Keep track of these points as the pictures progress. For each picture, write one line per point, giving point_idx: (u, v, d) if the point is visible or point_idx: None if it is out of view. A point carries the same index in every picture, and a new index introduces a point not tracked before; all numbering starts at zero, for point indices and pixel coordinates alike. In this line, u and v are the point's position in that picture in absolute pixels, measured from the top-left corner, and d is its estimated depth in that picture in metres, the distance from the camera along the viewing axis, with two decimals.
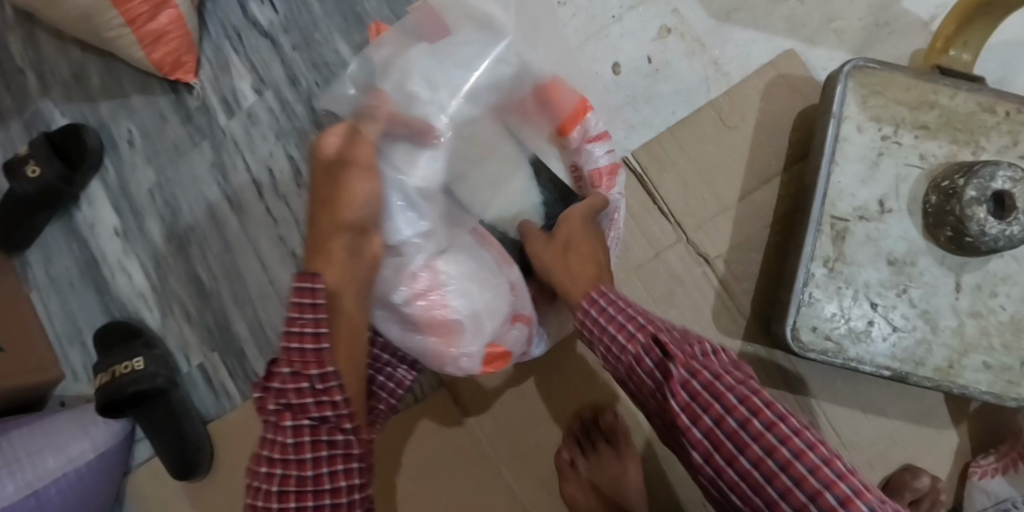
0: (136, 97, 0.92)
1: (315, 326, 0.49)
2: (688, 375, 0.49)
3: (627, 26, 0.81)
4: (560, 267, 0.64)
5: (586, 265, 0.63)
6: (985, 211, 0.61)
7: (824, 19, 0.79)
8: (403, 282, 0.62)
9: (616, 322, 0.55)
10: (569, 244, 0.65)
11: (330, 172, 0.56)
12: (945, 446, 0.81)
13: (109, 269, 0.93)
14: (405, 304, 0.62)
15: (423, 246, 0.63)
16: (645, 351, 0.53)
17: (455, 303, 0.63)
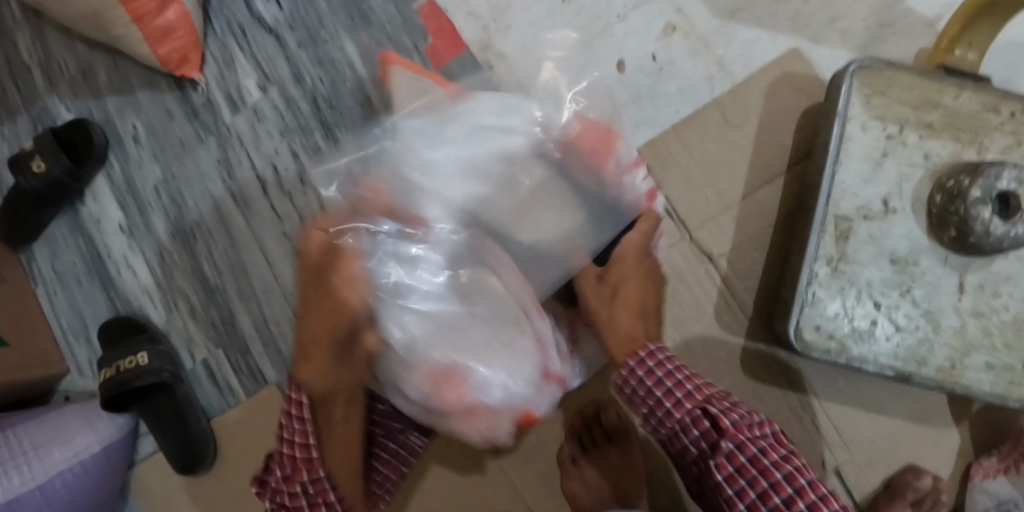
0: (142, 93, 0.93)
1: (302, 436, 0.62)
2: (734, 447, 0.59)
3: (632, 25, 0.81)
4: (606, 314, 0.65)
5: (630, 317, 0.65)
6: (990, 212, 0.61)
7: (829, 18, 0.79)
8: (410, 370, 0.58)
9: (662, 389, 0.62)
10: (618, 290, 0.66)
11: (319, 271, 0.58)
12: (947, 447, 0.81)
13: (114, 264, 0.94)
14: (415, 389, 0.59)
15: (428, 329, 0.58)
16: (692, 421, 0.61)
17: (474, 380, 0.58)
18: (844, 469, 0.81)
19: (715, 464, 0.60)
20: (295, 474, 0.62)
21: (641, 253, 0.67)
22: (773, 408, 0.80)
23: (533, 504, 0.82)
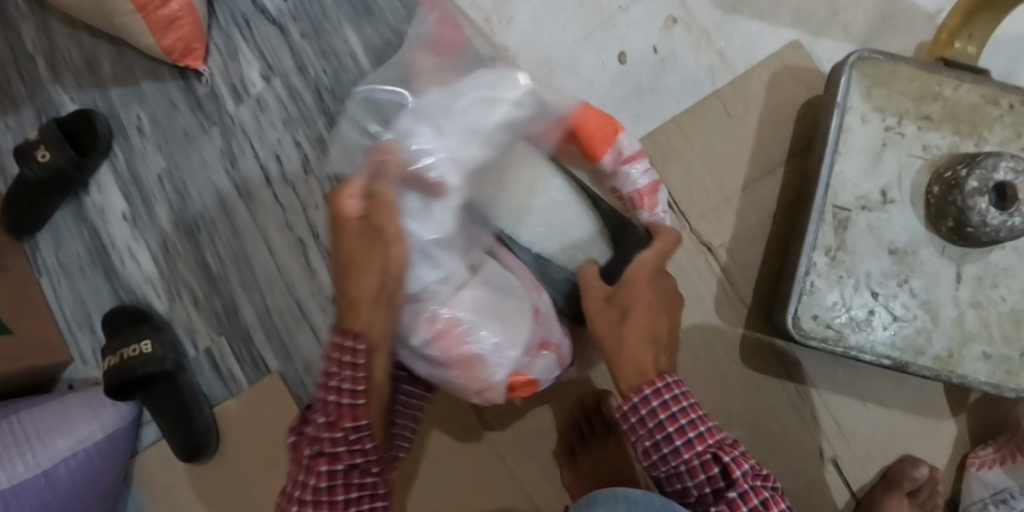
0: (146, 84, 0.93)
1: (352, 382, 0.55)
2: (741, 497, 0.54)
3: (634, 17, 0.81)
4: (610, 334, 0.59)
5: (643, 345, 0.58)
6: (987, 202, 0.62)
7: (830, 11, 0.80)
8: (422, 326, 0.61)
9: (675, 430, 0.56)
10: (627, 311, 0.60)
11: (363, 232, 0.56)
12: (944, 438, 0.81)
13: (118, 254, 0.94)
14: (424, 347, 0.61)
15: (440, 289, 0.62)
16: (701, 466, 0.56)
17: (481, 339, 0.60)
18: (841, 459, 0.81)
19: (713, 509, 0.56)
20: (339, 421, 0.54)
21: (653, 274, 0.62)
22: (774, 401, 0.81)
23: (532, 493, 0.83)
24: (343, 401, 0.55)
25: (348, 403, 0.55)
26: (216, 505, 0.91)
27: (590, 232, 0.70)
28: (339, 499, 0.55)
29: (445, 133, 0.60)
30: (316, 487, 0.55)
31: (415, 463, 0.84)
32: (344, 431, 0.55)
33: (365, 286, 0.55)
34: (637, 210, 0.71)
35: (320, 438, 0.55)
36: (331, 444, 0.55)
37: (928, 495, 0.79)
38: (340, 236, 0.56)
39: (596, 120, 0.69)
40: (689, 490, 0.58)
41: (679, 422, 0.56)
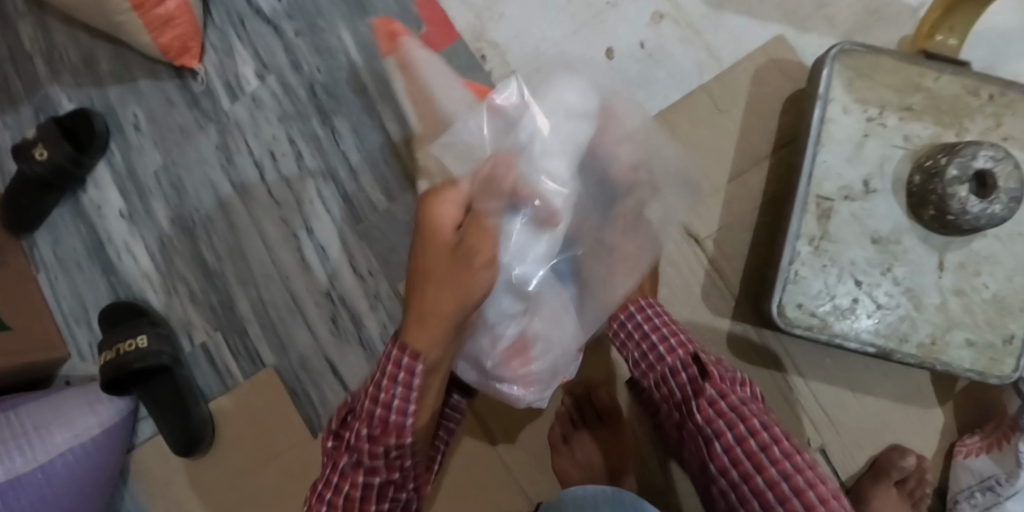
0: (143, 82, 0.94)
1: (403, 399, 0.58)
2: (718, 394, 0.64)
3: (621, 11, 0.83)
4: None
5: None
6: (967, 190, 0.63)
7: (815, 5, 0.81)
8: (492, 347, 0.65)
9: (651, 338, 0.70)
10: None
11: (447, 258, 0.58)
12: (932, 426, 0.82)
13: (115, 249, 0.96)
14: (493, 367, 0.66)
15: (511, 317, 0.64)
16: (682, 366, 0.68)
17: (539, 362, 0.66)
18: (829, 448, 0.82)
19: (698, 408, 0.65)
20: (384, 437, 0.59)
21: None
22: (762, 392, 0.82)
23: (526, 484, 0.84)
24: (390, 417, 0.58)
25: (394, 421, 0.59)
26: (213, 499, 0.92)
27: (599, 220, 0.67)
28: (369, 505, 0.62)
29: (550, 157, 0.61)
30: (353, 487, 0.61)
31: None
32: (385, 446, 0.59)
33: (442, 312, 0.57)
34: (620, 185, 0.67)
35: (360, 449, 0.59)
36: (370, 456, 0.59)
37: (916, 484, 0.80)
38: (429, 252, 0.59)
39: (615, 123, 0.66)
40: (672, 394, 0.69)
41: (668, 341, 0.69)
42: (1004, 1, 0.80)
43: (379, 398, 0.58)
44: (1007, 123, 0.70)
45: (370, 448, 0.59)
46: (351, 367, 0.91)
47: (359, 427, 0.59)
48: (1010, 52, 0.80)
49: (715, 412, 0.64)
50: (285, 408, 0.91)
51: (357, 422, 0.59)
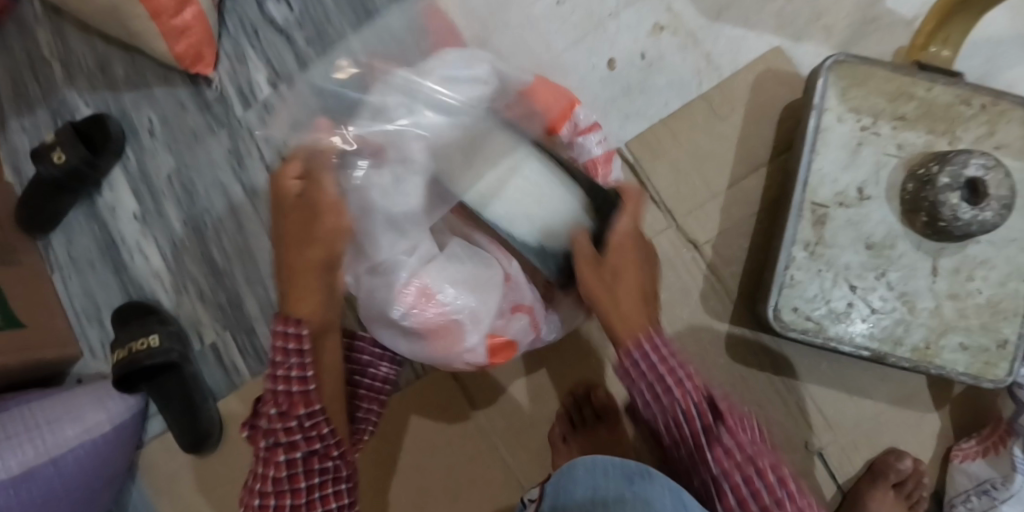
0: (157, 88, 0.97)
1: (300, 370, 0.59)
2: (734, 445, 0.59)
3: (621, 21, 0.85)
4: (608, 297, 0.62)
5: (636, 306, 0.63)
6: (958, 197, 0.65)
7: (812, 17, 0.83)
8: (396, 299, 0.64)
9: (663, 378, 0.61)
10: (618, 275, 0.63)
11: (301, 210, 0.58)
12: (928, 430, 0.83)
13: (127, 250, 0.98)
14: (404, 320, 0.65)
15: (409, 261, 0.65)
16: (697, 411, 0.60)
17: (452, 303, 0.65)
18: (826, 451, 0.83)
19: (712, 456, 0.59)
20: (292, 410, 0.58)
21: (633, 234, 0.65)
22: (756, 395, 0.83)
23: (526, 483, 0.85)
24: (293, 389, 0.59)
25: (298, 391, 0.59)
26: (219, 496, 0.94)
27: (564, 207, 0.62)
28: (300, 486, 0.60)
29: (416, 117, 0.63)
30: (277, 475, 0.60)
31: (412, 455, 0.86)
32: (298, 419, 0.59)
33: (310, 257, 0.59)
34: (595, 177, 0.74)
35: (276, 430, 0.59)
36: (286, 434, 0.59)
37: (913, 487, 0.81)
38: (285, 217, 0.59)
39: (553, 96, 0.73)
40: (678, 432, 0.62)
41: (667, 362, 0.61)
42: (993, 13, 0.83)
43: (278, 376, 0.59)
44: (999, 131, 0.72)
45: (282, 425, 0.59)
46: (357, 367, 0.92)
47: (267, 408, 0.59)
48: (1003, 62, 0.83)
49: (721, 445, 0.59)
50: None
51: (267, 405, 0.60)
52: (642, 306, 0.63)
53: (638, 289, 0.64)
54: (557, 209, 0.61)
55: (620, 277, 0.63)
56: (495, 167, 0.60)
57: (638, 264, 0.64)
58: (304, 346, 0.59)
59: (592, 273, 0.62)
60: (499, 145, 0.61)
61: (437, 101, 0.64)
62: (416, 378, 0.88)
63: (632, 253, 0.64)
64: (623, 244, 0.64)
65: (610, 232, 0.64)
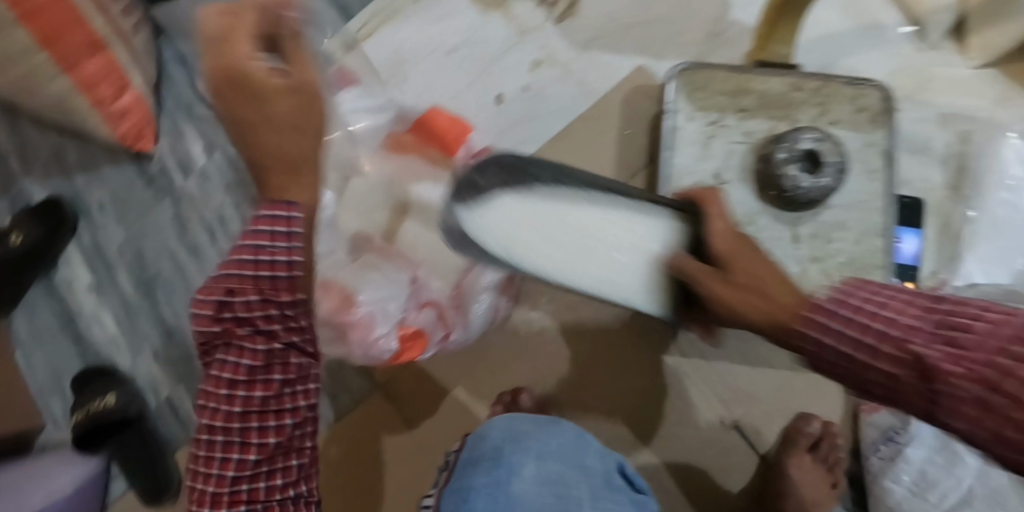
0: (106, 168, 1.07)
1: (287, 255, 0.51)
2: None
3: (503, 63, 0.96)
4: (756, 297, 0.52)
5: (785, 291, 0.52)
6: (795, 170, 0.75)
7: (669, 36, 0.95)
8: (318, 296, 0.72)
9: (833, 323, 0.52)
10: (733, 272, 0.55)
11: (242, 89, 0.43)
12: (834, 392, 0.89)
13: (85, 320, 1.05)
14: (323, 316, 0.71)
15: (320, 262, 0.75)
16: None
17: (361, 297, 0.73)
18: (743, 423, 0.90)
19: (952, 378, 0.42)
20: (276, 296, 0.53)
21: (731, 231, 0.60)
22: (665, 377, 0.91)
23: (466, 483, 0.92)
24: (278, 276, 0.52)
25: (283, 279, 0.53)
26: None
27: (659, 237, 0.62)
28: (274, 379, 0.56)
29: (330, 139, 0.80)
30: (250, 368, 0.55)
31: (363, 473, 0.91)
32: (278, 307, 0.54)
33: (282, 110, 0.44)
34: None
35: (252, 317, 0.54)
36: (265, 322, 0.54)
37: (828, 448, 0.86)
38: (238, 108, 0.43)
39: (447, 121, 0.80)
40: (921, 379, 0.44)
41: (802, 314, 0.50)
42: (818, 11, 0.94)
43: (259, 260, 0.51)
44: (832, 110, 0.82)
45: (262, 313, 0.53)
46: None
47: (243, 295, 0.52)
48: (841, 52, 0.94)
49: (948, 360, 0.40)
50: None
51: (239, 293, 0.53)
52: (772, 279, 0.54)
53: (773, 274, 0.54)
54: (654, 241, 0.62)
55: (761, 278, 0.53)
56: (594, 234, 0.58)
57: (758, 260, 0.57)
58: (294, 231, 0.51)
59: (720, 285, 0.55)
60: (579, 215, 0.58)
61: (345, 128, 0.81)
62: (354, 404, 0.93)
63: (749, 255, 0.57)
64: (733, 248, 0.58)
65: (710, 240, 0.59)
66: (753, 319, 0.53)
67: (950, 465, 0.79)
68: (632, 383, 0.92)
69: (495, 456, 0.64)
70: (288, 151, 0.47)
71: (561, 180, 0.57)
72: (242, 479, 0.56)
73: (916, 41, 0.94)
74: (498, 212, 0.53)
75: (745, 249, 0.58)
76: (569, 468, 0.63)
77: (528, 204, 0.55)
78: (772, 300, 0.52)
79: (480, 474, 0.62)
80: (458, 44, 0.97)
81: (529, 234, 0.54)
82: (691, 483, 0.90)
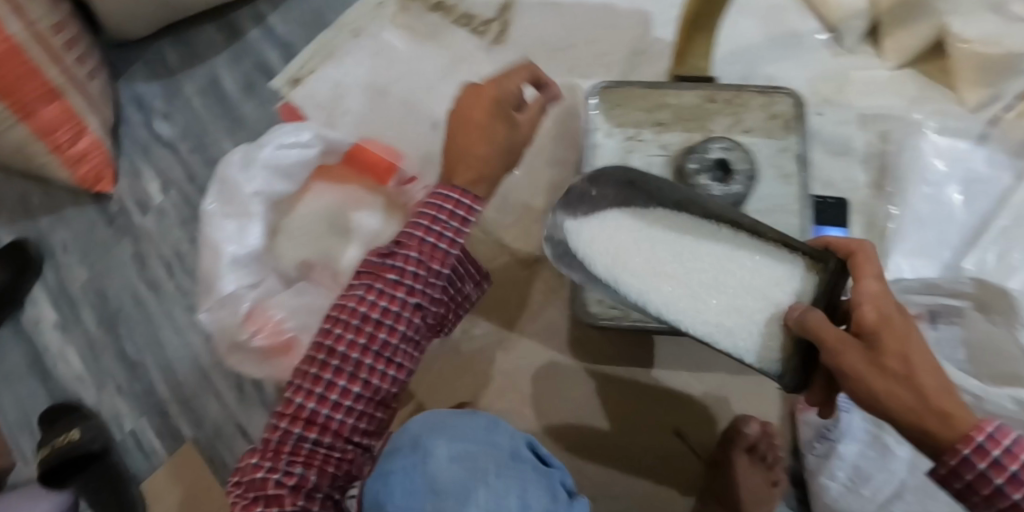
0: (69, 209, 1.12)
1: (453, 233, 0.64)
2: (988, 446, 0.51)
3: (438, 92, 1.02)
4: (908, 396, 0.50)
5: (948, 404, 0.49)
6: (707, 179, 0.78)
7: (594, 56, 0.99)
8: (246, 326, 0.75)
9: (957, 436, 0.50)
10: (901, 361, 0.50)
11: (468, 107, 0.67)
12: (768, 392, 0.92)
13: (51, 358, 1.08)
14: (250, 344, 0.75)
15: (250, 292, 0.77)
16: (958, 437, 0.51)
17: (283, 320, 0.77)
18: (683, 430, 0.91)
19: None
20: (429, 260, 0.63)
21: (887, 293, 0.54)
22: (606, 386, 0.93)
23: None
24: (438, 245, 0.64)
25: (436, 248, 0.64)
26: None
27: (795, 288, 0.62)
28: (392, 325, 0.64)
29: (253, 174, 0.79)
30: (385, 307, 0.63)
31: None
32: (427, 269, 0.64)
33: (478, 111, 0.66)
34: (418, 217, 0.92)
35: (401, 267, 0.63)
36: (410, 277, 0.63)
37: (765, 448, 0.87)
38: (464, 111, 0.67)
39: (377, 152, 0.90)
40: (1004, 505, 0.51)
41: (978, 443, 0.48)
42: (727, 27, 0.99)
43: (433, 228, 0.63)
44: (745, 119, 0.85)
45: (412, 267, 0.63)
46: (258, 428, 1.02)
47: (409, 249, 0.63)
48: (759, 63, 0.97)
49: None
50: (205, 472, 1.01)
51: (404, 247, 0.63)
52: (945, 390, 0.50)
53: (943, 379, 0.50)
54: (785, 291, 0.62)
55: (916, 367, 0.50)
56: (713, 269, 0.64)
57: (926, 346, 0.52)
58: (466, 218, 0.64)
59: (865, 366, 0.51)
60: (699, 250, 0.66)
61: (269, 164, 0.80)
62: None
63: (904, 324, 0.52)
64: (889, 319, 0.52)
65: (862, 304, 0.53)
66: (905, 425, 0.50)
67: (882, 459, 0.80)
68: (576, 395, 0.93)
69: (416, 442, 0.59)
70: (470, 151, 0.65)
71: (682, 208, 0.67)
72: (339, 386, 0.63)
73: (832, 47, 0.97)
74: (608, 227, 0.67)
75: (909, 332, 0.52)
76: (482, 449, 0.58)
77: (648, 239, 0.67)
78: (944, 414, 0.49)
79: (403, 455, 0.58)
80: (395, 76, 1.04)
81: (644, 262, 0.65)
82: (635, 493, 0.90)
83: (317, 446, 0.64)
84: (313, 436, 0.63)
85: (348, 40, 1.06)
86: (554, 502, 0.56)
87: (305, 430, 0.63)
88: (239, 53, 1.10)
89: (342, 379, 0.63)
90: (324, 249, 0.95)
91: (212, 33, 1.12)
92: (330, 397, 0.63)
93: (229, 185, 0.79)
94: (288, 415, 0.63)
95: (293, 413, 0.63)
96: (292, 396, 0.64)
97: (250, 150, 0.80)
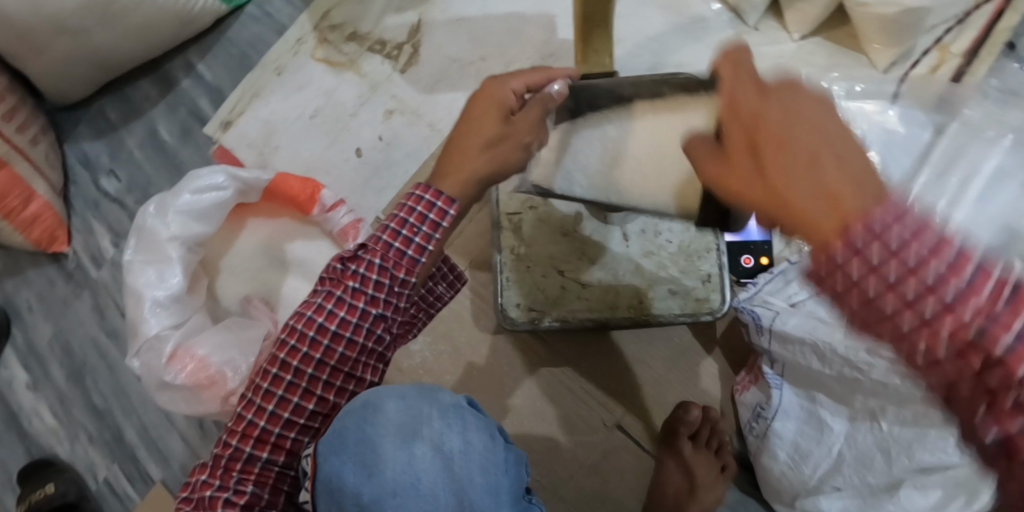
0: (30, 270, 1.16)
1: (425, 240, 0.59)
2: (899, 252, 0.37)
3: (360, 117, 1.06)
4: (768, 194, 0.40)
5: (823, 189, 0.38)
6: None
7: (503, 66, 1.04)
8: (173, 368, 0.79)
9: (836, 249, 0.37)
10: (762, 154, 0.41)
11: (494, 103, 0.61)
12: (707, 376, 0.91)
13: (25, 416, 1.12)
14: (176, 382, 0.79)
15: (173, 333, 0.80)
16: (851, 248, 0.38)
17: (208, 359, 0.80)
18: (624, 423, 0.91)
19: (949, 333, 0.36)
20: (395, 268, 0.59)
21: (760, 90, 0.44)
22: (545, 391, 0.93)
23: None
24: (407, 253, 0.59)
25: (408, 258, 0.59)
26: None
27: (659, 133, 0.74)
28: (347, 341, 0.60)
29: (170, 220, 0.83)
30: (344, 320, 0.59)
31: None
32: (394, 279, 0.59)
33: (497, 108, 0.61)
34: (346, 241, 0.93)
35: (367, 277, 0.59)
36: (372, 286, 0.59)
37: (709, 433, 0.87)
38: (478, 106, 0.61)
39: (299, 185, 0.92)
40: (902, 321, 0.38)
41: (851, 237, 0.37)
42: (627, 19, 1.01)
43: (400, 234, 0.58)
44: None
45: (375, 276, 0.59)
46: None
47: (372, 254, 0.58)
48: (665, 51, 0.98)
49: (926, 294, 0.36)
50: None
51: (368, 252, 0.59)
52: (834, 173, 0.39)
53: (843, 167, 0.39)
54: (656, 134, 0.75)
55: (772, 159, 0.41)
56: None
57: (798, 129, 0.41)
58: (440, 222, 0.59)
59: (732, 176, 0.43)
60: None
61: (185, 210, 0.84)
62: None
63: (764, 105, 0.43)
64: (745, 109, 0.43)
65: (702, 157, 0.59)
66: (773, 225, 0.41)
67: (819, 433, 0.79)
68: (520, 401, 0.93)
69: (362, 405, 0.58)
70: (468, 149, 0.60)
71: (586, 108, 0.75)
72: (289, 402, 0.62)
73: (736, 26, 0.98)
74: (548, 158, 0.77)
75: (807, 117, 0.41)
76: (425, 399, 0.59)
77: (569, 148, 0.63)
78: (813, 211, 0.38)
79: (350, 416, 0.57)
80: (318, 109, 1.07)
81: None
82: (582, 491, 0.89)
83: (269, 465, 0.63)
84: (264, 455, 0.63)
85: (272, 78, 1.10)
86: (493, 442, 0.58)
87: (255, 450, 0.62)
88: (174, 102, 1.14)
89: (296, 396, 0.62)
90: (264, 283, 0.97)
91: (147, 87, 1.16)
92: (280, 415, 0.62)
93: (150, 233, 0.83)
94: (239, 433, 0.62)
95: (243, 431, 0.62)
96: (242, 413, 0.62)
97: (167, 198, 0.83)
